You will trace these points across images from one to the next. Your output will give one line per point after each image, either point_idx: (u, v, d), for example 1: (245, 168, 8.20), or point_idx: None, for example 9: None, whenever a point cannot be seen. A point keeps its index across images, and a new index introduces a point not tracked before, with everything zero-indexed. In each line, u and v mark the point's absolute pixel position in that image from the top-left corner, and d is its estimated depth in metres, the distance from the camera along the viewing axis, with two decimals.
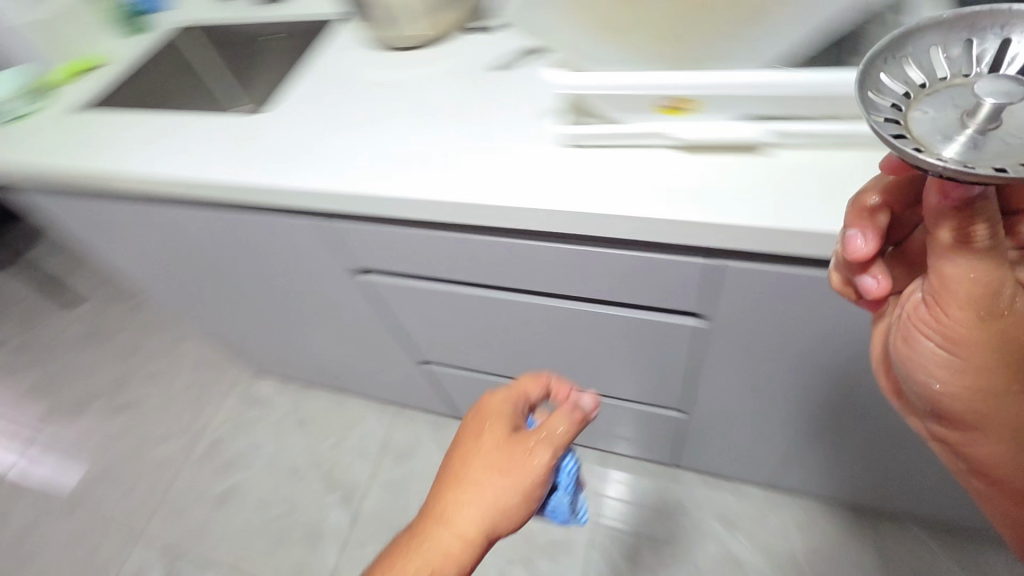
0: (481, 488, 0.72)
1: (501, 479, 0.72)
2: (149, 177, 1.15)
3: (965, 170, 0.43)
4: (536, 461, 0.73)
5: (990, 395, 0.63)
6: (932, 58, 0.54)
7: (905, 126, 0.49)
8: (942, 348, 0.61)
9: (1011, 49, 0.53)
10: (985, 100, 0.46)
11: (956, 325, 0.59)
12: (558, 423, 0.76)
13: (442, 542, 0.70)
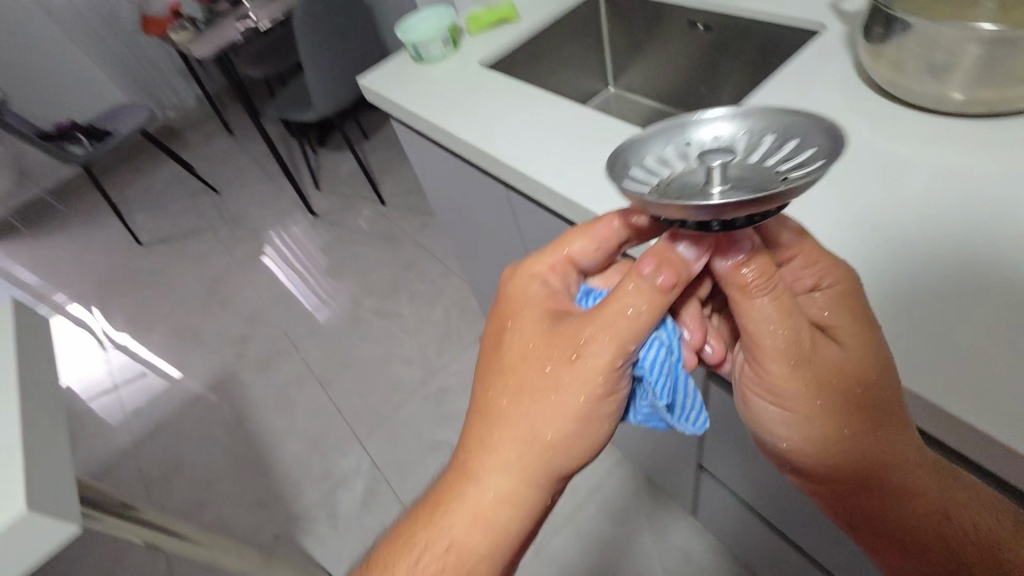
0: (527, 401, 0.56)
1: (576, 364, 0.54)
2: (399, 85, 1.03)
3: (721, 206, 0.39)
4: (601, 346, 0.53)
5: (891, 448, 0.53)
6: (673, 151, 0.53)
7: (667, 190, 0.46)
8: (775, 396, 0.55)
9: (788, 142, 0.49)
10: (718, 183, 0.45)
11: (764, 328, 0.51)
12: (748, 241, 0.49)
13: (463, 513, 0.57)
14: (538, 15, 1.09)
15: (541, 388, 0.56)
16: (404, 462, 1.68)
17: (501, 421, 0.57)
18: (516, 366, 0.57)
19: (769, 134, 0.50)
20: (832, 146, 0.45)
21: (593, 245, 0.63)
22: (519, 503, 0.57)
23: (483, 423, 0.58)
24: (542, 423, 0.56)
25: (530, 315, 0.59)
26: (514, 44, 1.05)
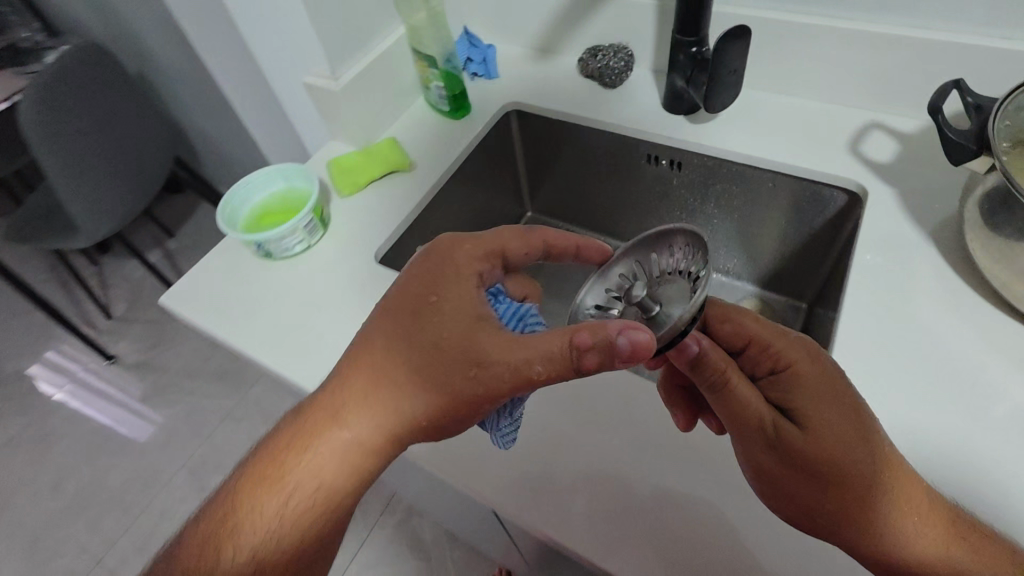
0: (365, 394, 0.45)
1: (422, 338, 0.45)
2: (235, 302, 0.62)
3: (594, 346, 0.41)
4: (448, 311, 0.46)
5: (880, 522, 0.40)
6: (604, 295, 0.54)
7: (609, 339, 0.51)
8: (791, 461, 0.41)
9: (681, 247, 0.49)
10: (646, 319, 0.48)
11: (740, 405, 0.42)
12: (756, 327, 0.47)
13: (282, 486, 0.45)
14: (436, 159, 0.74)
15: (376, 374, 0.46)
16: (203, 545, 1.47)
17: (352, 415, 0.45)
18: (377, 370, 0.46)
19: (677, 246, 0.50)
20: (699, 239, 0.47)
21: (462, 248, 0.50)
22: (335, 483, 0.46)
23: (338, 381, 0.46)
24: (353, 405, 0.45)
25: (398, 300, 0.48)
26: (411, 213, 0.69)
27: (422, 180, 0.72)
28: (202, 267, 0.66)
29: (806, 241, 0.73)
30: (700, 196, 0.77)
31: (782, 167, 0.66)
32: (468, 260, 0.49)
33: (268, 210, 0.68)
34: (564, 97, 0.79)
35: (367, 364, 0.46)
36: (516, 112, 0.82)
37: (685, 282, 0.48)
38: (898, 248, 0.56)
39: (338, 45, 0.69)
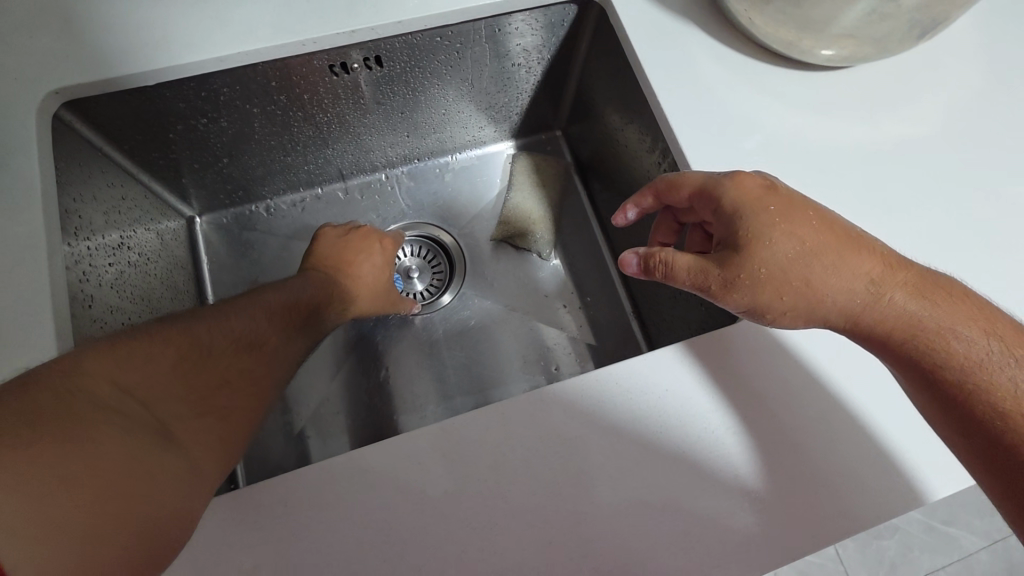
0: (217, 329, 0.37)
1: (260, 343, 0.39)
2: None
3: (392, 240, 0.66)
4: (262, 320, 0.40)
5: (892, 329, 0.36)
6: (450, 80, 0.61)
7: (339, 70, 0.52)
8: (775, 287, 0.35)
9: (512, 29, 0.55)
10: (358, 70, 0.53)
11: (710, 265, 0.36)
12: (749, 187, 0.37)
13: (60, 399, 0.27)
14: (13, 281, 0.37)
15: (211, 312, 0.39)
16: None
17: (210, 335, 0.36)
18: (226, 315, 0.39)
19: (520, 27, 0.55)
20: (545, 17, 0.54)
21: (351, 234, 0.56)
22: (141, 423, 0.30)
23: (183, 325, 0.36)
24: (210, 341, 0.36)
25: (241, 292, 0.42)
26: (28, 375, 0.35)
27: (23, 335, 0.36)
28: None
29: (543, 72, 0.63)
30: (410, 79, 0.57)
31: (500, 6, 0.50)
32: (377, 234, 0.58)
33: None
34: (135, 42, 0.44)
35: (232, 314, 0.39)
36: (67, 106, 0.45)
37: (367, 70, 0.54)
38: (684, 47, 0.49)
39: None
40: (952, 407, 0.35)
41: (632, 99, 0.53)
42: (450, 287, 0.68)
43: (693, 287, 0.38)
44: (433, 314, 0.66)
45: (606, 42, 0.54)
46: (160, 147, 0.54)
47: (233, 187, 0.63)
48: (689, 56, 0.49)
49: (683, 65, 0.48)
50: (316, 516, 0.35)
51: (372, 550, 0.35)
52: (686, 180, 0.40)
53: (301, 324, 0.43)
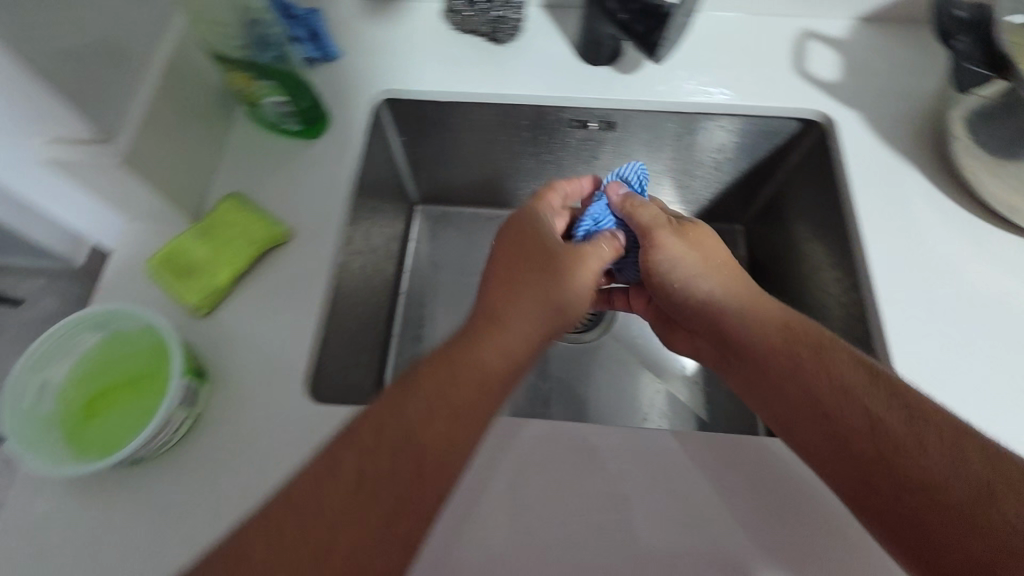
0: (484, 373, 0.41)
1: (506, 361, 0.42)
2: (102, 511, 0.41)
3: None
4: (519, 332, 0.44)
5: (849, 424, 0.39)
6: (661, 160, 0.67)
7: (579, 124, 0.62)
8: (680, 276, 0.50)
9: (738, 128, 0.60)
10: (592, 128, 0.62)
11: (676, 276, 0.50)
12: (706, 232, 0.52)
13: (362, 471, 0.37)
14: (319, 209, 0.51)
15: (488, 314, 0.45)
16: None
17: (474, 364, 0.41)
18: (498, 321, 0.44)
19: (744, 127, 0.60)
20: (772, 125, 0.59)
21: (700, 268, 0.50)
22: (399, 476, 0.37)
23: (463, 340, 0.43)
24: (479, 362, 0.41)
25: (502, 271, 0.48)
26: (302, 276, 0.48)
27: (312, 249, 0.49)
28: (16, 517, 0.40)
29: (745, 172, 0.67)
30: (629, 148, 0.66)
31: (732, 108, 0.57)
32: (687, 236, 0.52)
33: (94, 386, 0.43)
34: (446, 68, 0.59)
35: (496, 317, 0.45)
36: (387, 103, 0.60)
37: (600, 130, 0.63)
38: (904, 184, 0.52)
39: (88, 82, 0.40)
40: (897, 520, 0.35)
41: (829, 214, 0.57)
42: (597, 327, 0.71)
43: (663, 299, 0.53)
44: (575, 346, 0.70)
45: (817, 159, 0.59)
46: (418, 148, 0.66)
47: (453, 191, 0.74)
48: (903, 192, 0.51)
49: (895, 198, 0.51)
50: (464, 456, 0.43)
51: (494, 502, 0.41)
52: (689, 227, 0.53)
53: (557, 321, 0.46)
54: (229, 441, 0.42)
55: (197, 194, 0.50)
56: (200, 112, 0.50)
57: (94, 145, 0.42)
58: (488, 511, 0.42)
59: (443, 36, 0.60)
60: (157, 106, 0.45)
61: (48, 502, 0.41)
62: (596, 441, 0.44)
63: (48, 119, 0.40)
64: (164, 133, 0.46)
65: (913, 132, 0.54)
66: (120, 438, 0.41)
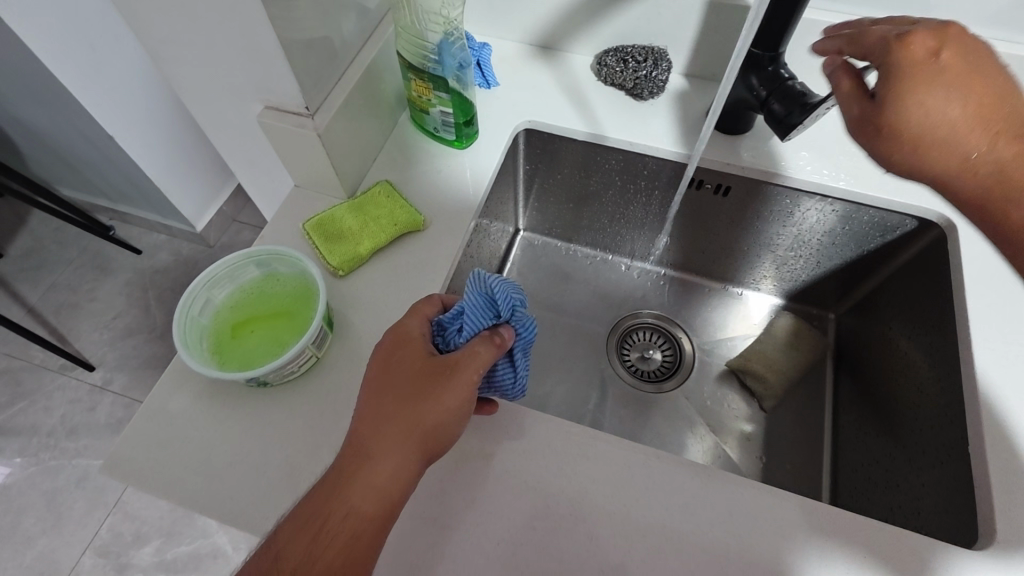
0: (356, 484, 0.38)
1: (377, 498, 0.38)
2: (220, 417, 0.46)
3: (637, 321, 0.76)
4: (390, 473, 0.38)
5: None
6: (765, 233, 0.69)
7: (696, 183, 0.66)
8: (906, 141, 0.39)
9: (850, 212, 0.62)
10: (705, 189, 0.67)
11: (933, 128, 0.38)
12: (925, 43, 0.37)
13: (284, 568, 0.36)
14: (454, 209, 0.58)
15: (365, 448, 0.39)
16: (106, 423, 1.40)
17: (358, 491, 0.38)
18: (368, 456, 0.38)
19: (855, 214, 0.62)
20: (887, 217, 0.61)
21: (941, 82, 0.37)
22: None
23: (335, 476, 0.39)
24: (353, 503, 0.37)
25: (372, 403, 0.40)
26: (429, 262, 0.54)
27: (443, 239, 0.56)
28: (157, 407, 0.46)
29: (850, 262, 0.68)
30: (735, 216, 0.69)
31: (849, 193, 0.60)
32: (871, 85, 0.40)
33: (241, 313, 0.48)
34: (587, 113, 0.65)
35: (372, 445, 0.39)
36: (526, 132, 0.66)
37: (712, 194, 0.67)
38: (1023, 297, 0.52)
39: (313, 66, 0.49)
40: None
41: (934, 313, 0.57)
42: (671, 379, 0.73)
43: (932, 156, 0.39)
44: (646, 391, 0.71)
45: (927, 261, 0.60)
46: (539, 178, 0.72)
47: (559, 225, 0.77)
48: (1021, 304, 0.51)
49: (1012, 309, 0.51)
50: (544, 451, 0.46)
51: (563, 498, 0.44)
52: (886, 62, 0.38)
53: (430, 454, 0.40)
54: (343, 386, 0.47)
55: (357, 174, 0.58)
56: (378, 108, 0.58)
57: (301, 116, 0.50)
58: (556, 506, 0.44)
59: (588, 84, 0.67)
60: (350, 93, 0.53)
61: (180, 401, 0.47)
62: (669, 469, 0.46)
63: (274, 90, 0.49)
64: (349, 118, 0.54)
65: None
66: (255, 361, 0.45)
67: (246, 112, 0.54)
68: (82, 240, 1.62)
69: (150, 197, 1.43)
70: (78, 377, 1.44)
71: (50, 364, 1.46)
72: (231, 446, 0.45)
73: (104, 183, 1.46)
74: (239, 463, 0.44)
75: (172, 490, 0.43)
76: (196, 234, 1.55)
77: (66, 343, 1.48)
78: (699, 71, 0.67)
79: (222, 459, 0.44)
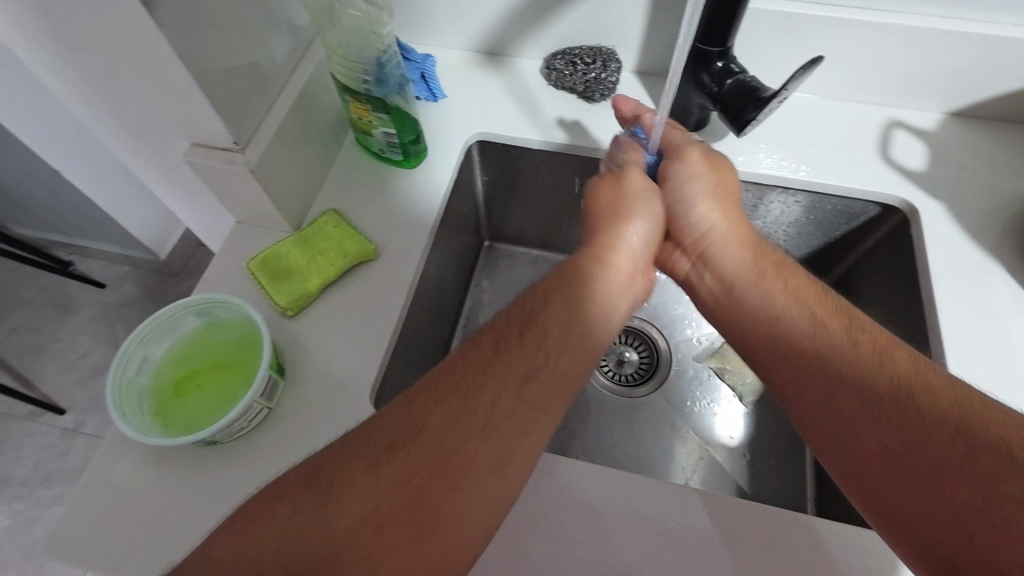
0: (542, 333, 0.42)
1: (568, 333, 0.43)
2: (170, 481, 0.43)
3: None
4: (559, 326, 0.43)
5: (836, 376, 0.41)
6: None
7: None
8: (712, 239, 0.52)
9: (813, 201, 0.61)
10: None
11: (707, 232, 0.52)
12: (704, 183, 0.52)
13: (398, 441, 0.37)
14: (406, 233, 0.55)
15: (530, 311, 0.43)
16: (81, 467, 1.35)
17: (550, 328, 0.42)
18: (550, 304, 0.44)
19: (818, 203, 0.61)
20: (849, 204, 0.60)
21: (711, 200, 0.52)
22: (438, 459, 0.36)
23: (500, 329, 0.42)
24: (517, 371, 0.40)
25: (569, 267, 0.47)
26: (382, 292, 0.52)
27: (396, 267, 0.53)
28: (102, 476, 0.43)
29: (818, 249, 0.67)
30: None
31: (811, 184, 0.59)
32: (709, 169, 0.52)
33: (183, 368, 0.45)
34: (539, 119, 0.63)
35: (586, 280, 0.46)
36: (478, 144, 0.64)
37: None
38: (990, 278, 0.51)
39: (238, 98, 0.46)
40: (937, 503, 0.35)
41: (903, 300, 0.56)
42: (649, 383, 0.71)
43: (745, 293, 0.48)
44: (625, 398, 0.70)
45: (892, 245, 0.59)
46: (496, 189, 0.70)
47: (523, 233, 0.75)
48: (990, 285, 0.51)
49: (981, 291, 0.50)
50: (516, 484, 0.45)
51: (538, 531, 0.43)
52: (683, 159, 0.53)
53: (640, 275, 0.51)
54: (299, 436, 0.45)
55: (301, 204, 0.55)
56: (317, 132, 0.56)
57: (231, 152, 0.47)
58: (531, 545, 0.42)
59: (538, 89, 0.65)
60: (282, 122, 0.50)
61: (127, 467, 0.44)
62: (645, 490, 0.44)
63: (198, 126, 0.46)
64: (285, 148, 0.51)
65: (997, 226, 0.54)
66: (201, 421, 0.43)
67: (175, 150, 0.51)
68: (39, 279, 1.55)
69: (106, 231, 1.38)
70: (48, 422, 1.39)
71: (16, 411, 1.40)
72: (185, 512, 0.42)
73: (56, 219, 1.40)
74: (195, 528, 0.42)
75: (122, 566, 0.40)
76: (160, 263, 1.50)
77: (31, 388, 1.42)
78: (650, 68, 0.65)
79: (177, 527, 0.42)
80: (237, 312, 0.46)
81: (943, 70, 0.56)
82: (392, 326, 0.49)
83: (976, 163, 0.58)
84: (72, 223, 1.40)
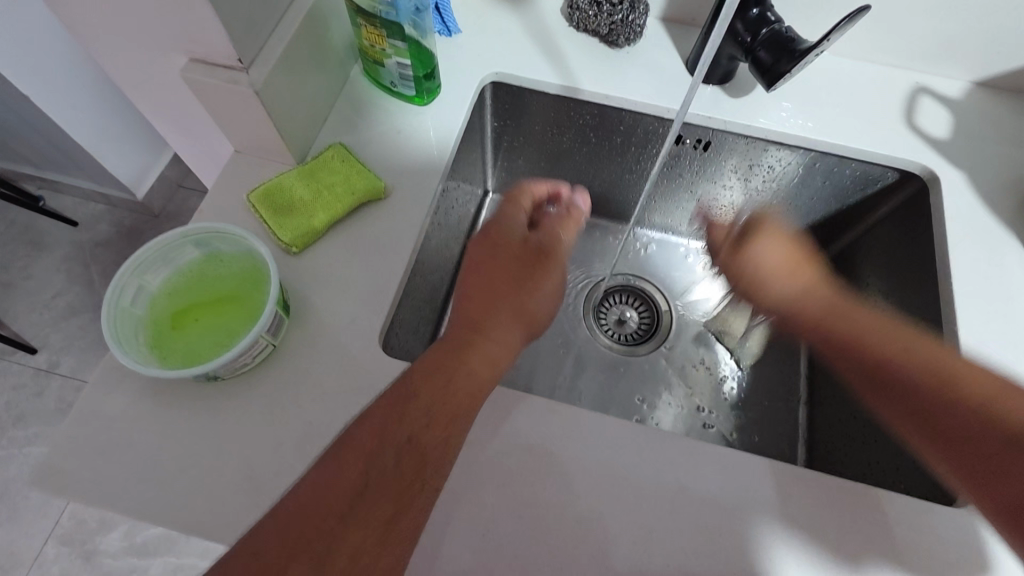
0: (482, 346, 0.42)
1: (455, 397, 0.39)
2: (167, 416, 0.42)
3: (613, 283, 0.73)
4: (502, 339, 0.42)
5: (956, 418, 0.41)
6: (742, 191, 0.67)
7: (682, 139, 0.62)
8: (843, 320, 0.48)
9: (831, 165, 0.60)
10: (685, 144, 0.62)
11: (812, 300, 0.51)
12: (774, 247, 0.53)
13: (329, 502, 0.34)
14: (417, 173, 0.53)
15: (473, 323, 0.43)
16: (57, 408, 1.31)
17: (486, 348, 0.41)
18: (483, 329, 0.42)
19: (836, 167, 0.60)
20: (866, 169, 0.59)
21: (802, 270, 0.52)
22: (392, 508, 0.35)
23: (455, 343, 0.41)
24: (468, 380, 0.39)
25: (475, 293, 0.44)
26: (389, 233, 0.50)
27: (406, 208, 0.51)
28: (93, 408, 0.41)
29: (827, 216, 0.66)
30: (715, 172, 0.65)
31: (833, 146, 0.57)
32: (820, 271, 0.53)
33: (180, 300, 0.43)
34: (558, 62, 0.60)
35: (522, 302, 0.44)
36: (492, 85, 0.61)
37: (691, 149, 0.63)
38: (1005, 249, 0.51)
39: (244, 10, 0.42)
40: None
41: (913, 267, 0.56)
42: (651, 342, 0.71)
43: (905, 361, 0.44)
44: (626, 356, 0.69)
45: (904, 212, 0.58)
46: (506, 136, 0.67)
47: None
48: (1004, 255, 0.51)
49: (996, 261, 0.50)
50: (527, 433, 0.44)
51: (549, 479, 0.42)
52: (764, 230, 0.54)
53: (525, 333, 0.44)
54: (303, 375, 0.43)
55: (305, 135, 0.52)
56: (325, 58, 0.52)
57: (234, 71, 0.44)
58: (542, 492, 0.42)
59: (558, 31, 0.62)
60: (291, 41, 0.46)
61: (121, 401, 0.42)
62: (657, 443, 0.44)
63: (199, 39, 0.42)
64: (292, 71, 0.47)
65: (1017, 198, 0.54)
66: (203, 354, 0.41)
67: (170, 67, 0.47)
68: (8, 214, 1.47)
69: (82, 165, 1.31)
70: (21, 361, 1.34)
71: None
72: (184, 447, 0.41)
73: (24, 149, 1.32)
74: (194, 462, 0.40)
75: (118, 500, 0.39)
76: (138, 202, 1.44)
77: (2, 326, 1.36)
78: (676, 15, 0.62)
79: (177, 460, 0.40)
80: (236, 245, 0.44)
81: (979, 33, 0.55)
82: (401, 268, 0.47)
83: (1000, 134, 0.57)
84: (45, 155, 1.32)
